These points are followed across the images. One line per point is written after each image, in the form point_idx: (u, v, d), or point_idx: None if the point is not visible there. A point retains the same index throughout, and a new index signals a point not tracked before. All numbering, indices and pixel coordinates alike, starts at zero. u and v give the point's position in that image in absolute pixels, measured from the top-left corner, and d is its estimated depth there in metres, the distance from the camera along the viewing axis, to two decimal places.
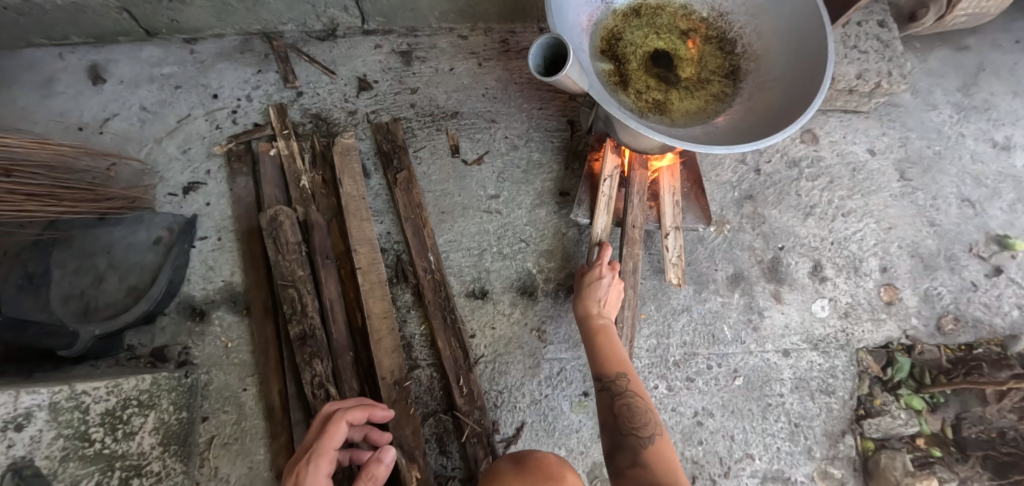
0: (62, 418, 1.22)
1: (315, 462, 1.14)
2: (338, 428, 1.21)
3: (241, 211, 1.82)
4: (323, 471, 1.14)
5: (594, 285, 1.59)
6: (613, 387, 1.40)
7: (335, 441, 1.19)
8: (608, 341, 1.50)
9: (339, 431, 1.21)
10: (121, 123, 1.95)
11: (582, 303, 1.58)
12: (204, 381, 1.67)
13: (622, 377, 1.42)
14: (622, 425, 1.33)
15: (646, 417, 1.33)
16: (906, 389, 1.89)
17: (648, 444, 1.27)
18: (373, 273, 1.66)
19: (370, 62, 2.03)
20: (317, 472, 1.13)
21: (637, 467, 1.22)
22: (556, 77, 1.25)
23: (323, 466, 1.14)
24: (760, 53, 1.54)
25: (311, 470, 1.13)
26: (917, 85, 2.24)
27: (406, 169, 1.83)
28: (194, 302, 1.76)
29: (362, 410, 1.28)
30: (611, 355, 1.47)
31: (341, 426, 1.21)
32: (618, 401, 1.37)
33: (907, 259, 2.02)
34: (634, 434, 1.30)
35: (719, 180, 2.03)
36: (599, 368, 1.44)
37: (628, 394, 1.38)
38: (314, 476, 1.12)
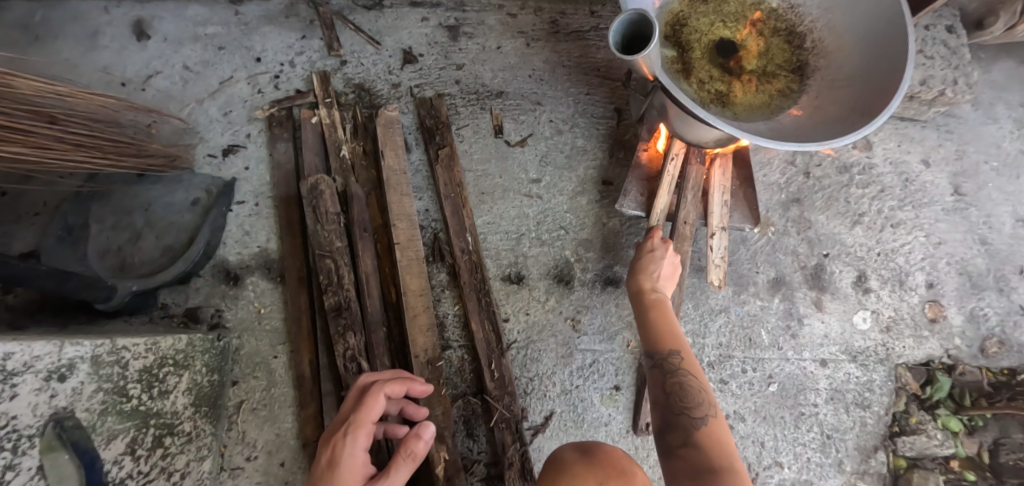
0: (104, 371, 1.19)
1: (353, 434, 1.14)
2: (377, 401, 1.19)
3: (280, 178, 1.80)
4: (361, 443, 1.14)
5: (649, 260, 1.57)
6: (665, 361, 1.32)
7: (373, 414, 1.17)
8: (662, 315, 1.44)
9: (378, 404, 1.19)
10: (163, 80, 1.92)
11: (636, 279, 1.55)
12: (235, 345, 1.67)
13: (676, 354, 1.33)
14: (673, 403, 1.23)
15: (697, 396, 1.23)
16: (944, 410, 1.83)
17: (700, 424, 1.18)
18: (412, 249, 1.63)
19: (417, 34, 1.98)
20: (356, 444, 1.12)
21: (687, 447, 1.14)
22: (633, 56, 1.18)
23: (360, 439, 1.13)
24: (832, 49, 1.48)
25: (350, 441, 1.13)
26: (980, 96, 2.13)
27: (448, 146, 1.79)
28: (229, 266, 1.75)
29: (402, 386, 1.26)
30: (666, 329, 1.40)
31: (381, 399, 1.20)
32: (670, 378, 1.28)
33: (955, 277, 1.94)
34: (685, 414, 1.21)
35: (766, 180, 1.97)
36: (652, 343, 1.38)
37: (680, 373, 1.29)
38: (351, 449, 1.12)
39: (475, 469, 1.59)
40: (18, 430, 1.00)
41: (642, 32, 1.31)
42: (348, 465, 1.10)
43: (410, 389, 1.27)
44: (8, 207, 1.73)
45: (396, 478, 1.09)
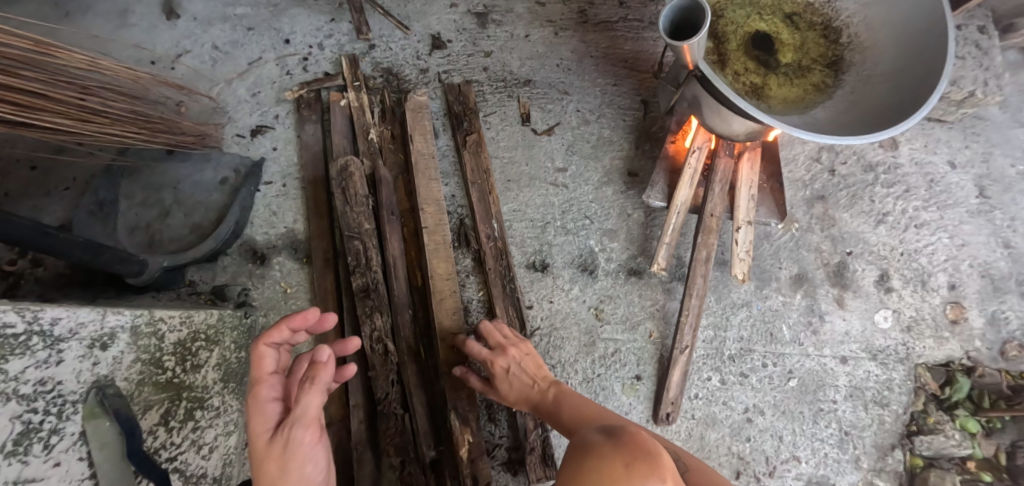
0: (141, 342, 1.21)
1: (253, 392, 1.04)
2: (262, 351, 1.09)
3: (308, 159, 1.81)
4: (267, 395, 1.04)
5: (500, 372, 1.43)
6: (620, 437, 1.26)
7: (266, 365, 1.08)
8: (570, 406, 1.35)
9: (265, 352, 1.09)
10: (192, 59, 1.93)
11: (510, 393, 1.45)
12: (262, 323, 1.69)
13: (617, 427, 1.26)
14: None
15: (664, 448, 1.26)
16: (963, 411, 1.83)
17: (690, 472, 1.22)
18: (439, 233, 1.65)
19: (445, 20, 1.98)
20: (259, 398, 1.03)
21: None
22: (680, 42, 1.20)
23: (262, 391, 1.04)
24: (868, 45, 1.47)
25: (252, 400, 1.03)
26: (1008, 99, 2.12)
27: (476, 132, 1.79)
28: (255, 245, 1.77)
29: (283, 324, 1.15)
30: (583, 415, 1.32)
31: (263, 347, 1.09)
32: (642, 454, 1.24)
33: (977, 279, 1.93)
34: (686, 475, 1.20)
35: (791, 176, 1.96)
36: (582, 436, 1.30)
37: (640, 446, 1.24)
38: (257, 405, 1.03)
39: (497, 453, 1.61)
40: (63, 394, 1.02)
41: (690, 20, 1.32)
42: (257, 422, 1.01)
43: (292, 324, 1.15)
44: (38, 181, 1.74)
45: (309, 405, 0.97)
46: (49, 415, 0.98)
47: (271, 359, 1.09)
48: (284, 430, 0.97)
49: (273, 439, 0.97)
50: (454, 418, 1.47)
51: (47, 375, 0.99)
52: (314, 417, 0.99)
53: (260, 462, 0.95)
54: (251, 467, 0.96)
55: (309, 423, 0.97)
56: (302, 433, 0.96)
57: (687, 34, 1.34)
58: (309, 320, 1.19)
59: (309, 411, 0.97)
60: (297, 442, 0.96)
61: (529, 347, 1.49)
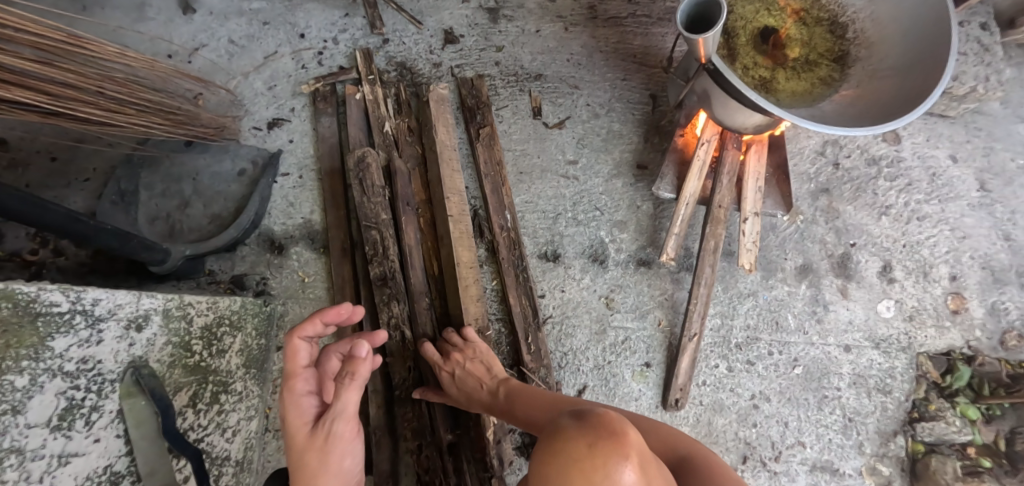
0: (172, 325, 1.25)
1: (288, 386, 1.12)
2: (297, 345, 1.14)
3: (324, 151, 1.85)
4: (302, 389, 1.12)
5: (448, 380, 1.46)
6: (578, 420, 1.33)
7: (300, 359, 1.14)
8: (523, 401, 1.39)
9: (300, 347, 1.15)
10: (209, 53, 1.97)
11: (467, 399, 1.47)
12: (280, 311, 1.73)
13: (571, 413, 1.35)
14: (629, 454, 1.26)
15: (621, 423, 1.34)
16: (963, 398, 1.88)
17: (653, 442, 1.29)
18: (462, 223, 1.68)
19: (457, 15, 2.01)
20: (295, 393, 1.11)
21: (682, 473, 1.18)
22: (695, 38, 1.24)
23: (298, 386, 1.12)
24: (873, 41, 1.50)
25: (288, 393, 1.11)
26: (1010, 95, 2.16)
27: (488, 125, 1.83)
28: (273, 235, 1.81)
29: (318, 318, 1.20)
30: (536, 407, 1.35)
31: (298, 342, 1.15)
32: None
33: (978, 270, 1.98)
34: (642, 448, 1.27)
35: (796, 169, 2.00)
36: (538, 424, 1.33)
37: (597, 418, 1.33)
38: (294, 398, 1.11)
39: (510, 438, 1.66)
40: (102, 373, 1.06)
41: (706, 15, 1.35)
42: (296, 415, 1.10)
43: (327, 318, 1.20)
44: (60, 171, 1.78)
45: (348, 404, 1.06)
46: (89, 392, 1.02)
47: (305, 353, 1.15)
48: (324, 426, 1.07)
49: (313, 433, 1.07)
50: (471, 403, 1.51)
51: (88, 354, 1.04)
52: (351, 413, 1.08)
53: (302, 453, 1.06)
54: (293, 457, 1.07)
55: (347, 419, 1.07)
56: (341, 429, 1.07)
57: (703, 28, 1.38)
58: (343, 315, 1.24)
59: (348, 408, 1.07)
60: (336, 436, 1.06)
61: (483, 348, 1.53)
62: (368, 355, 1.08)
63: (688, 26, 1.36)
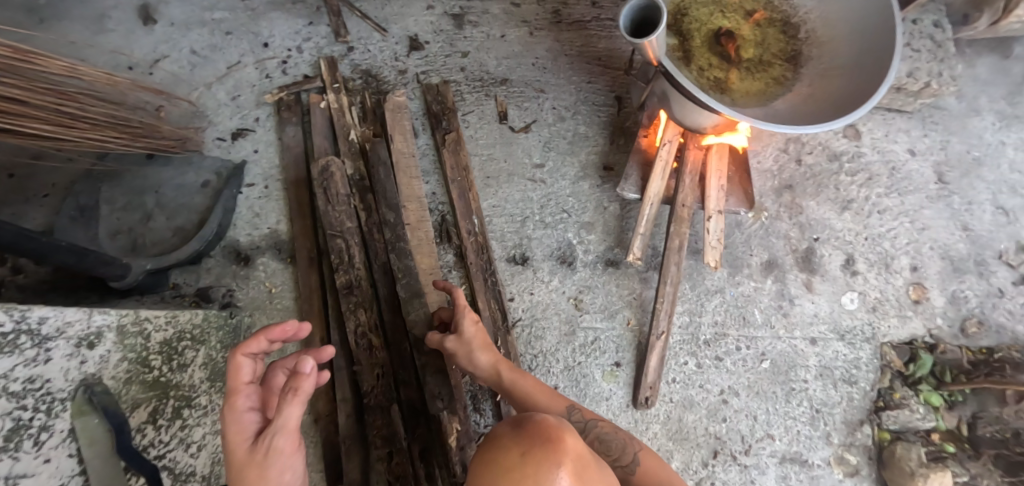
0: (128, 341, 1.25)
1: (230, 401, 1.05)
2: (240, 363, 1.08)
3: (289, 160, 1.84)
4: (244, 405, 1.06)
5: (467, 337, 1.42)
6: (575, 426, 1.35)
7: (242, 375, 1.07)
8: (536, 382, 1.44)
9: (243, 364, 1.08)
10: (171, 64, 1.95)
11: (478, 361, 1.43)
12: (247, 323, 1.71)
13: (574, 410, 1.37)
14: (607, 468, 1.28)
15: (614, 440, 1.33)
16: (926, 386, 1.92)
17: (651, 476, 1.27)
18: (421, 229, 1.71)
19: (422, 22, 2.02)
20: (236, 409, 1.05)
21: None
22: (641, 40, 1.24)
23: (240, 401, 1.05)
24: (824, 41, 1.55)
25: (229, 409, 1.05)
26: (963, 89, 2.22)
27: (454, 131, 1.85)
28: (239, 247, 1.79)
29: (263, 334, 1.12)
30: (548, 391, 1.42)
31: (240, 358, 1.08)
32: (589, 437, 1.33)
33: (938, 261, 2.03)
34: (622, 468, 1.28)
35: (760, 167, 2.04)
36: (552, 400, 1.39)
37: (592, 423, 1.36)
38: (235, 414, 1.04)
39: None
40: (51, 393, 1.05)
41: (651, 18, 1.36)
42: (236, 432, 1.03)
43: (272, 335, 1.13)
44: (17, 187, 1.75)
45: (288, 419, 0.99)
46: (38, 412, 1.01)
47: (249, 370, 1.09)
48: (264, 442, 0.99)
49: (253, 449, 1.00)
50: (441, 408, 1.51)
51: (36, 373, 1.02)
52: (293, 428, 1.01)
53: (241, 471, 0.99)
54: (230, 475, 1.00)
55: (288, 434, 1.00)
56: (281, 444, 0.99)
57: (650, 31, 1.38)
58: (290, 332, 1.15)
59: (288, 423, 0.99)
60: (277, 452, 0.99)
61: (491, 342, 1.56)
62: (311, 370, 1.00)
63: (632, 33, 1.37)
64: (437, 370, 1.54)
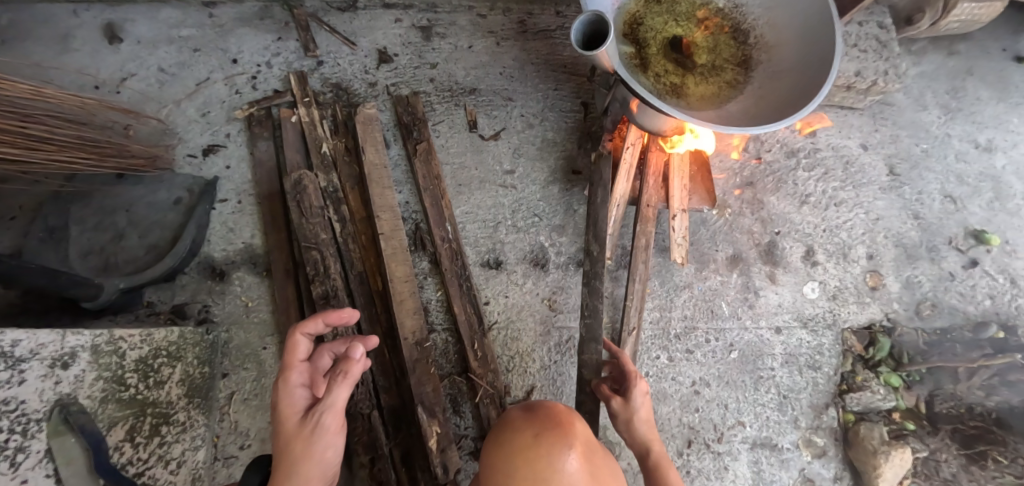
0: (103, 360, 1.28)
1: (284, 376, 1.16)
2: (297, 340, 1.20)
3: (262, 175, 1.85)
4: (295, 381, 1.17)
5: (636, 408, 1.47)
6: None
7: (298, 353, 1.19)
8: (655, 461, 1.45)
9: (300, 342, 1.20)
10: (139, 82, 1.95)
11: (630, 430, 1.47)
12: (224, 338, 1.72)
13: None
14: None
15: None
16: (885, 367, 2.01)
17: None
18: (395, 238, 1.73)
19: (391, 35, 2.06)
20: (289, 384, 1.15)
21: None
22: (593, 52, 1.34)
23: (293, 377, 1.16)
24: (772, 45, 1.64)
25: (283, 383, 1.16)
26: (910, 86, 2.35)
27: (425, 141, 1.88)
28: (214, 262, 1.80)
29: (320, 317, 1.23)
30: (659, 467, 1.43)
31: (300, 337, 1.20)
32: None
33: (892, 248, 2.14)
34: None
35: (722, 166, 2.13)
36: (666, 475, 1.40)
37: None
38: (287, 389, 1.15)
39: (464, 443, 1.70)
40: (26, 414, 1.10)
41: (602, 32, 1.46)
42: (287, 405, 1.14)
43: (329, 318, 1.23)
44: None
45: (337, 399, 1.10)
46: (13, 433, 1.07)
47: (304, 349, 1.20)
48: (313, 418, 1.10)
49: (302, 423, 1.11)
50: (421, 412, 1.54)
51: (9, 396, 1.08)
52: (339, 409, 1.11)
53: (290, 440, 1.10)
54: (280, 443, 1.11)
55: (335, 413, 1.11)
56: (328, 421, 1.10)
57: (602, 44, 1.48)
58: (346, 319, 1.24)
59: (336, 403, 1.10)
60: (323, 429, 1.09)
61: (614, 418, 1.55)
62: (361, 356, 1.11)
63: (585, 46, 1.48)
64: (420, 373, 1.59)
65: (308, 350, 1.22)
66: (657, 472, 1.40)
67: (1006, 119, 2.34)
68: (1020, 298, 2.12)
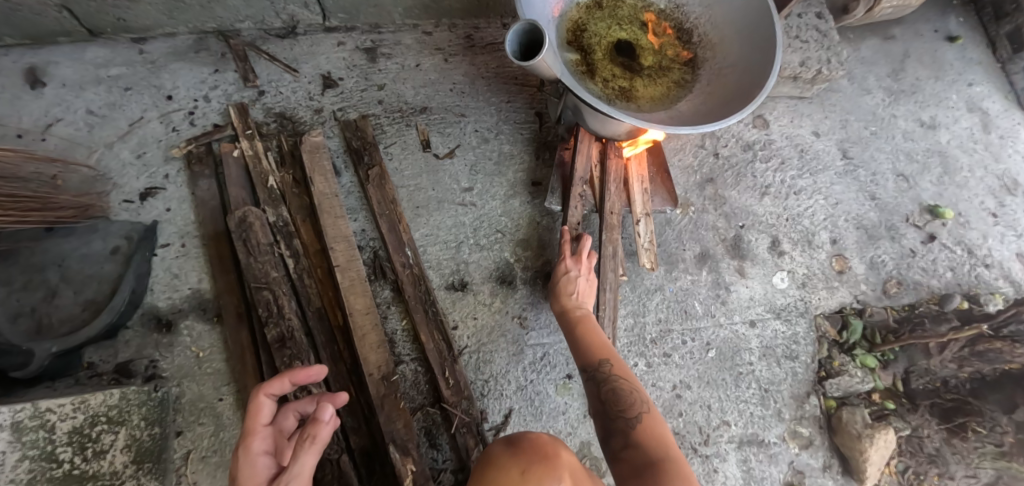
0: (26, 438, 1.24)
1: (245, 443, 1.07)
2: (260, 402, 1.11)
3: (205, 215, 1.75)
4: (258, 448, 1.07)
5: (568, 280, 1.66)
6: (597, 377, 1.42)
7: (261, 417, 1.10)
8: (586, 332, 1.55)
9: (263, 404, 1.11)
10: (65, 128, 1.83)
11: (558, 297, 1.64)
12: (175, 393, 1.60)
13: (605, 364, 1.45)
14: (610, 408, 1.35)
15: (631, 397, 1.36)
16: (860, 350, 2.02)
17: (638, 423, 1.30)
18: (353, 270, 1.65)
19: (334, 59, 1.99)
20: (250, 452, 1.06)
21: (629, 445, 1.24)
22: (531, 62, 1.30)
23: (255, 443, 1.07)
24: (715, 42, 1.64)
25: (244, 452, 1.06)
26: (853, 72, 2.40)
27: (377, 165, 1.81)
28: (158, 312, 1.68)
29: (286, 376, 1.13)
30: (589, 345, 1.51)
31: (262, 399, 1.10)
32: (606, 387, 1.39)
33: (853, 231, 2.16)
34: (623, 415, 1.32)
35: (681, 164, 2.11)
36: (584, 355, 1.49)
37: (613, 380, 1.41)
38: (250, 456, 1.05)
39: (443, 478, 1.60)
40: None
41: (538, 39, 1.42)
42: (248, 476, 1.03)
43: (296, 377, 1.13)
44: None
45: (305, 467, 0.99)
46: None
47: (268, 411, 1.11)
48: None
49: None
50: (394, 450, 1.46)
51: None
52: (306, 478, 1.00)
53: None
54: None
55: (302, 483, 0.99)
56: None
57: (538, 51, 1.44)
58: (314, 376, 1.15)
59: (304, 471, 0.99)
60: None
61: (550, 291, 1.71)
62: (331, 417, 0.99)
63: (523, 57, 1.44)
64: (391, 409, 1.51)
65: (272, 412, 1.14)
66: (575, 331, 1.57)
67: (945, 96, 2.42)
68: (978, 267, 2.17)
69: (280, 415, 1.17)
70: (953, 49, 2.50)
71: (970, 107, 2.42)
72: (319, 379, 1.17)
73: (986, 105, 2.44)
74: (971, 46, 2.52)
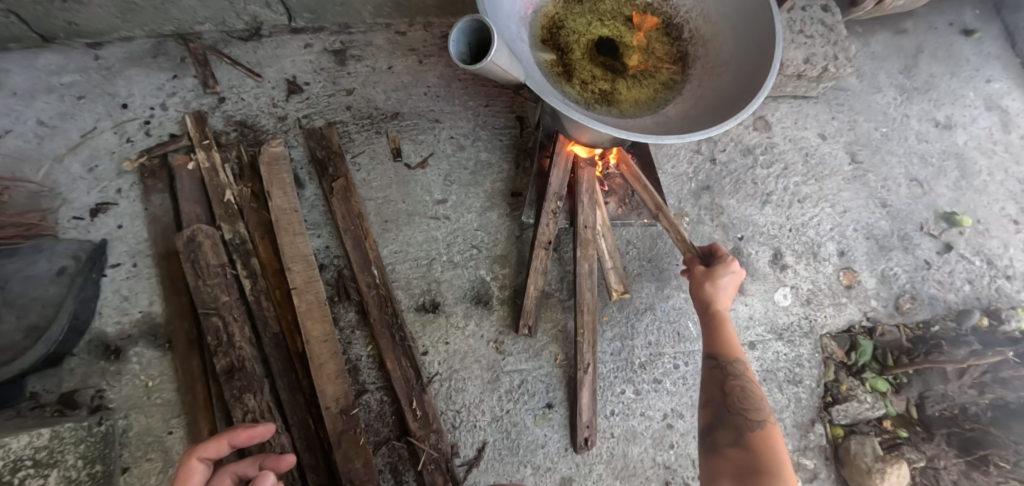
0: None
1: None
2: (193, 467, 1.05)
3: (157, 233, 1.63)
4: None
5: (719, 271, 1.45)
6: (727, 368, 1.32)
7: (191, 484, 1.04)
8: (724, 324, 1.39)
9: (196, 468, 1.05)
10: (14, 140, 1.70)
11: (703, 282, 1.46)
12: (121, 426, 1.50)
13: (738, 360, 1.33)
14: (731, 403, 1.26)
15: (758, 403, 1.25)
16: (870, 372, 1.87)
17: (757, 429, 1.19)
18: (311, 292, 1.52)
19: (300, 62, 1.86)
20: None
21: (737, 446, 1.16)
22: (483, 64, 1.11)
23: None
24: (707, 38, 1.49)
25: None
26: (862, 69, 2.22)
27: (343, 176, 1.67)
28: (106, 338, 1.56)
29: (226, 437, 1.08)
30: (725, 336, 1.37)
31: (195, 464, 1.05)
32: (732, 380, 1.29)
33: (863, 242, 2.00)
34: (742, 414, 1.23)
35: (675, 171, 1.96)
36: (717, 345, 1.36)
37: (742, 378, 1.30)
38: None
39: None
40: None
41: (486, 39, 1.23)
42: None
43: (237, 438, 1.08)
44: None
45: None
46: None
47: (201, 476, 1.06)
48: None
49: None
50: None
51: None
52: None
53: None
54: None
55: None
56: None
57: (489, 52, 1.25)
58: (255, 435, 1.11)
59: None
60: None
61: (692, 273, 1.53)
62: None
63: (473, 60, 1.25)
64: (351, 445, 1.41)
65: (205, 477, 1.08)
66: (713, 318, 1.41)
67: (961, 94, 2.24)
68: (998, 280, 2.01)
69: (216, 479, 1.10)
70: (970, 43, 2.32)
71: (987, 105, 2.24)
72: (264, 436, 1.13)
73: (1006, 103, 2.26)
74: (989, 40, 2.34)
